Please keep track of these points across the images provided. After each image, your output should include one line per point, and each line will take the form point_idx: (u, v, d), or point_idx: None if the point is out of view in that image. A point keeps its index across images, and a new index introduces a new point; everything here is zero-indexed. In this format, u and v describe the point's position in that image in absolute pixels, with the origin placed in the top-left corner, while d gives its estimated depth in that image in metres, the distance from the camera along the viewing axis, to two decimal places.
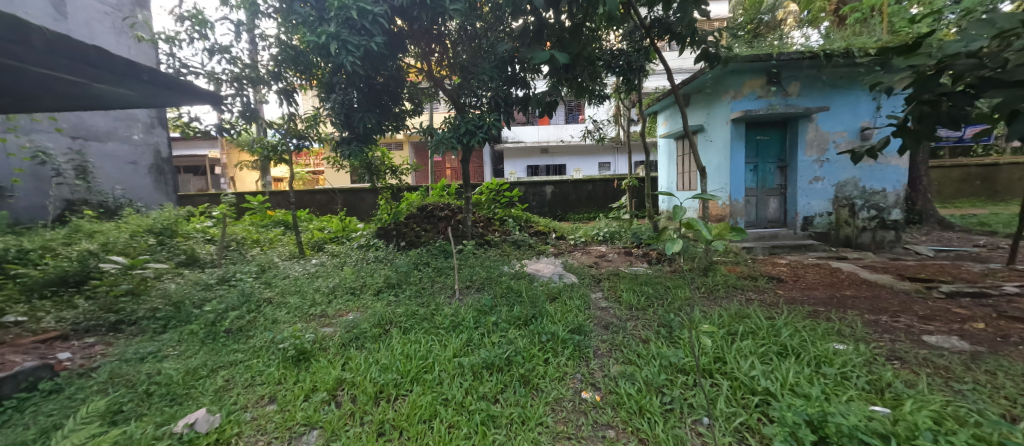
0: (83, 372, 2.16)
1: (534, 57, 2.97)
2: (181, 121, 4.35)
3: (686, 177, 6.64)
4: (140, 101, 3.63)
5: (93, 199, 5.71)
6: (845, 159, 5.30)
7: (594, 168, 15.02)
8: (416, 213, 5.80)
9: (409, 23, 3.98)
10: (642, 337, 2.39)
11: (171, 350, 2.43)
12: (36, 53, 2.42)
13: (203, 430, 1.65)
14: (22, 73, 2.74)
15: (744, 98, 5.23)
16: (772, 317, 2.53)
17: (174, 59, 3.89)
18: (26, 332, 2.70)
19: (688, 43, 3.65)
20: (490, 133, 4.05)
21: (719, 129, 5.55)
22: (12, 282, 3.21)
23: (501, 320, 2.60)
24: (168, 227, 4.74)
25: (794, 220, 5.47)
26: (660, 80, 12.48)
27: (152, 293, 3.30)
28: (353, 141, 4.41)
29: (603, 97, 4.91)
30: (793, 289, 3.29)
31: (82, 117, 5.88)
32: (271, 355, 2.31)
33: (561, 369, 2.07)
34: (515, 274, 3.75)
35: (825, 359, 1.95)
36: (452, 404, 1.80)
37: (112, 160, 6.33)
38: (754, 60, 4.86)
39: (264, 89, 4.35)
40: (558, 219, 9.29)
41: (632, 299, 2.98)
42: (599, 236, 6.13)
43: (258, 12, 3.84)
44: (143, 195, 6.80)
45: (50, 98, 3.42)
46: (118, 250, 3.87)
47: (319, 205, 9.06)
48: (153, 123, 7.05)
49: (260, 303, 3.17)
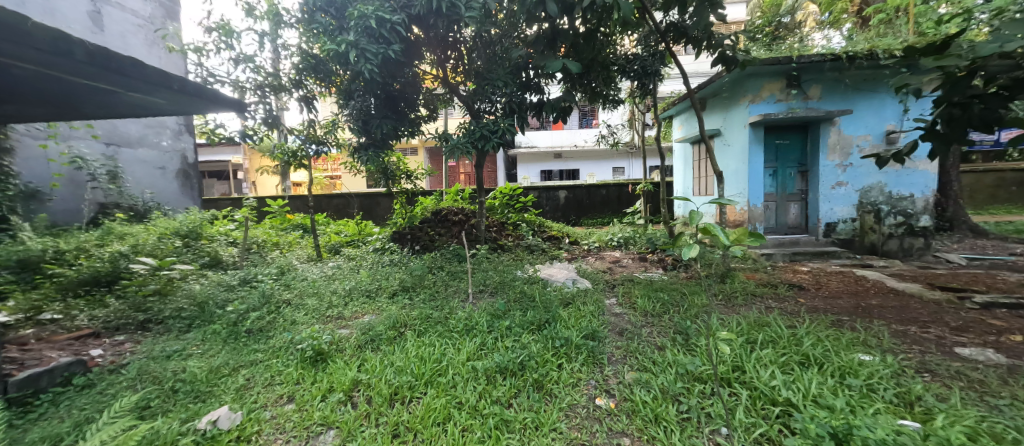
0: (113, 368, 2.26)
1: (547, 67, 3.01)
2: (207, 128, 4.52)
3: (703, 181, 6.55)
4: (169, 108, 3.76)
5: (124, 203, 5.98)
6: (869, 163, 5.14)
7: (608, 173, 14.96)
8: (431, 217, 5.90)
9: (425, 31, 4.07)
10: (658, 343, 2.36)
11: (195, 349, 2.52)
12: (76, 64, 2.54)
13: (225, 427, 1.71)
14: (59, 82, 2.86)
15: (763, 102, 5.13)
16: (793, 327, 2.45)
17: (202, 69, 4.06)
18: (61, 329, 2.84)
19: (705, 46, 3.58)
20: (504, 138, 4.11)
21: (737, 133, 5.45)
22: (49, 281, 3.37)
23: (515, 325, 2.61)
24: (194, 230, 4.91)
25: (816, 226, 5.33)
26: (675, 84, 12.41)
27: (178, 293, 3.43)
28: (370, 147, 4.52)
29: (618, 102, 4.84)
30: (816, 298, 3.19)
31: (116, 124, 6.16)
32: (290, 355, 2.36)
33: (575, 374, 2.05)
34: (528, 279, 3.76)
35: (850, 370, 1.88)
36: (466, 407, 1.81)
37: (142, 165, 6.58)
38: (774, 63, 4.76)
39: (286, 96, 4.48)
40: (571, 223, 9.27)
41: (647, 305, 2.95)
42: (613, 241, 6.07)
43: (281, 22, 3.97)
44: (170, 199, 7.04)
45: (86, 106, 3.57)
46: (146, 252, 4.03)
47: (336, 209, 9.27)
48: (182, 130, 7.30)
49: (280, 304, 3.26)
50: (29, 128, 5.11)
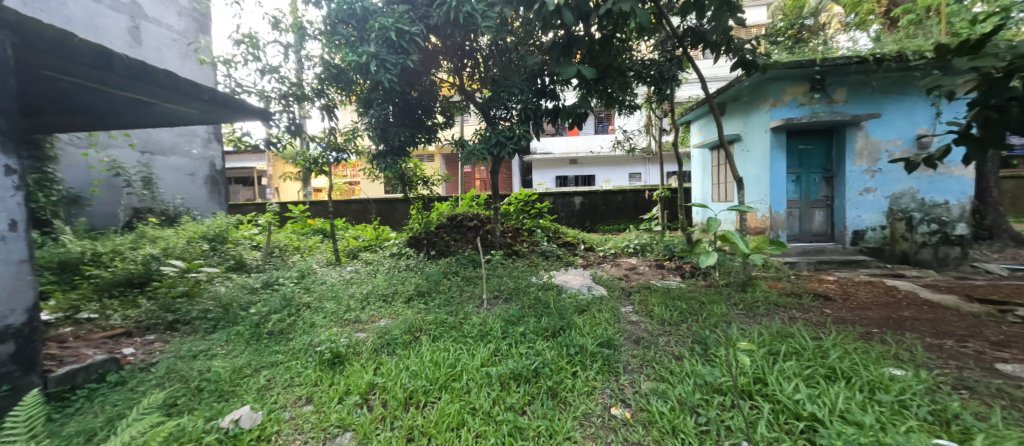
0: (144, 367, 2.35)
1: (562, 74, 3.03)
2: (235, 136, 4.70)
3: (722, 188, 6.42)
4: (199, 118, 3.93)
5: (156, 207, 6.35)
6: (899, 169, 4.94)
7: (625, 179, 14.81)
8: (446, 223, 5.95)
9: (443, 40, 4.16)
10: (675, 353, 2.31)
11: (219, 349, 2.61)
12: (117, 77, 2.68)
13: (247, 426, 1.76)
14: (99, 94, 3.02)
15: (785, 106, 5.00)
16: (818, 338, 2.36)
17: (231, 80, 4.24)
18: (97, 328, 2.99)
19: (724, 51, 3.52)
20: (519, 144, 4.13)
21: (757, 138, 5.33)
22: (87, 281, 3.55)
23: (529, 331, 2.60)
24: (220, 234, 5.10)
25: (842, 234, 5.13)
26: (694, 88, 12.23)
27: (205, 295, 3.56)
28: (388, 154, 4.65)
29: (634, 107, 4.80)
30: (843, 309, 3.07)
31: (150, 133, 6.48)
32: (309, 357, 2.42)
33: (590, 383, 2.03)
34: (543, 285, 3.75)
35: (880, 385, 1.80)
36: (480, 413, 1.81)
37: (174, 172, 6.88)
38: (797, 67, 4.65)
39: (308, 105, 4.62)
40: (586, 229, 9.19)
41: (664, 314, 2.90)
42: (630, 248, 6.00)
43: (305, 35, 4.12)
44: (198, 204, 7.32)
45: (123, 116, 3.76)
46: (176, 255, 4.20)
47: (355, 215, 9.48)
48: (211, 138, 7.59)
49: (300, 307, 3.34)
50: (72, 137, 5.43)
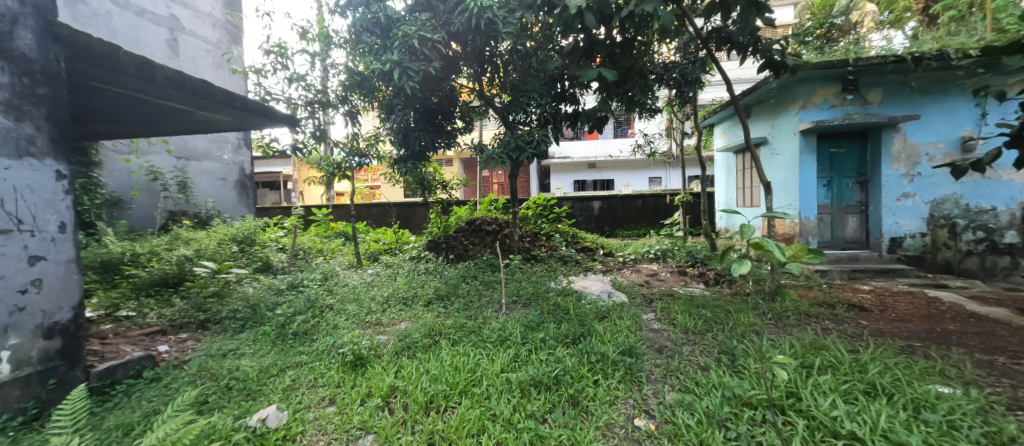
0: (177, 364, 2.45)
1: (582, 77, 3.01)
2: (263, 142, 4.86)
3: (747, 192, 6.24)
4: (231, 125, 4.08)
5: (190, 210, 6.64)
6: (941, 173, 4.68)
7: (644, 183, 14.60)
8: (465, 227, 5.97)
9: (463, 46, 4.19)
10: (700, 363, 2.24)
11: (247, 348, 2.68)
12: (156, 87, 2.80)
13: (273, 425, 1.80)
14: (141, 103, 3.18)
15: (815, 108, 4.84)
16: (855, 351, 2.25)
17: (261, 88, 4.40)
18: (135, 325, 3.14)
19: (750, 52, 3.42)
20: (539, 148, 4.12)
21: (785, 141, 5.16)
22: (126, 280, 3.73)
23: (549, 337, 2.57)
24: (249, 236, 5.28)
25: (878, 241, 4.90)
26: (717, 91, 11.96)
27: (234, 295, 3.69)
28: (408, 159, 4.77)
29: (655, 110, 4.73)
30: (880, 320, 2.91)
31: (186, 140, 6.78)
32: (332, 358, 2.46)
33: (611, 392, 1.99)
34: (562, 290, 3.71)
35: (926, 404, 1.69)
36: (500, 420, 1.79)
37: (206, 176, 7.18)
38: (828, 67, 4.49)
39: (332, 111, 4.74)
40: (605, 234, 9.07)
41: (688, 322, 2.82)
42: (650, 253, 5.88)
43: (331, 44, 4.23)
44: (229, 207, 7.60)
45: (162, 124, 3.95)
46: (208, 256, 4.36)
47: (375, 218, 9.67)
48: (241, 144, 7.87)
49: (323, 309, 3.41)
50: (115, 144, 5.76)
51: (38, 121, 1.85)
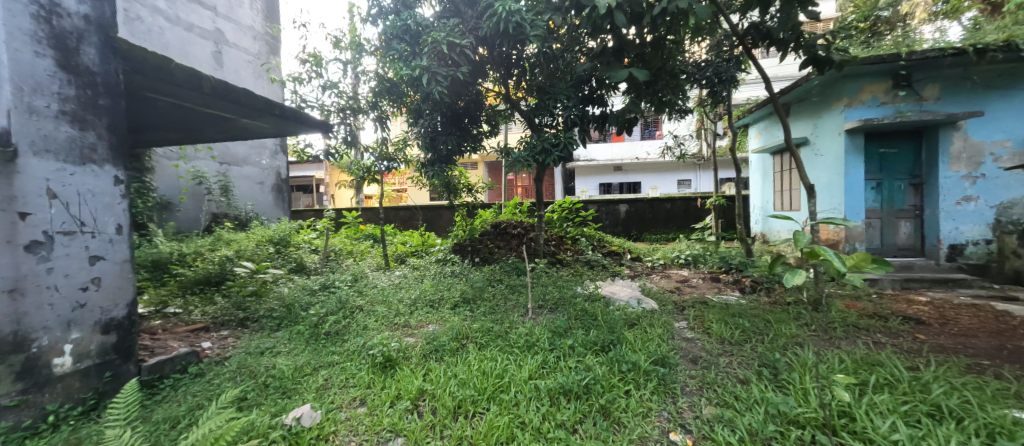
0: (219, 360, 2.56)
1: (612, 78, 2.96)
2: (298, 148, 5.05)
3: (786, 195, 5.94)
4: (269, 131, 4.26)
5: (231, 213, 6.98)
6: (1009, 174, 4.30)
7: (673, 186, 14.22)
8: (490, 230, 5.98)
9: (490, 50, 4.21)
10: (739, 376, 2.13)
11: (283, 347, 2.78)
12: (203, 96, 2.96)
13: (307, 424, 1.84)
14: (189, 112, 3.37)
15: (862, 105, 4.56)
16: (913, 368, 2.07)
17: (297, 95, 4.58)
18: (181, 322, 3.32)
19: (792, 48, 3.24)
20: (566, 151, 4.08)
21: (829, 141, 4.88)
22: (174, 279, 3.95)
23: (578, 344, 2.52)
24: (284, 238, 5.49)
25: (936, 248, 4.54)
26: (752, 89, 11.51)
27: (271, 295, 3.84)
28: (435, 163, 4.84)
29: (685, 111, 4.58)
30: (940, 335, 2.68)
31: (228, 146, 7.16)
32: (362, 359, 2.51)
33: (644, 404, 1.91)
34: (589, 296, 3.64)
35: (1001, 430, 1.53)
36: (530, 428, 1.76)
37: (246, 180, 7.55)
38: (877, 62, 4.21)
39: (363, 117, 4.86)
40: (633, 238, 8.87)
41: (724, 332, 2.69)
42: (680, 259, 5.69)
43: (363, 52, 4.36)
44: (266, 209, 7.96)
45: (206, 131, 4.17)
46: (247, 256, 4.57)
47: (403, 221, 9.87)
48: (278, 149, 8.24)
49: (354, 309, 3.49)
50: (165, 151, 6.14)
51: (100, 129, 1.98)
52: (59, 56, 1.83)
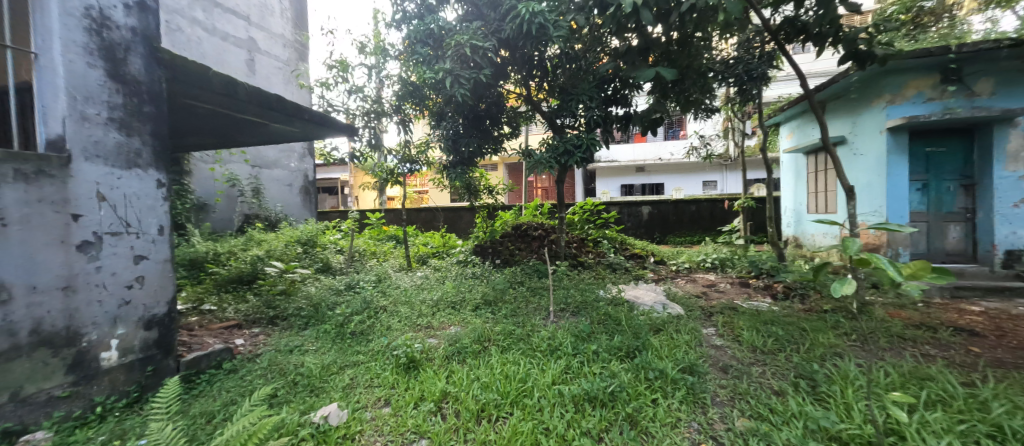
0: (251, 357, 2.65)
1: (638, 78, 2.90)
2: (325, 151, 5.19)
3: (821, 197, 5.69)
4: (298, 135, 4.39)
5: (262, 214, 7.25)
6: None
7: (698, 188, 13.86)
8: (511, 232, 5.97)
9: (512, 52, 4.21)
10: (774, 387, 2.03)
11: (310, 345, 2.85)
12: (237, 102, 3.08)
13: (334, 423, 1.88)
14: (224, 117, 3.51)
15: (906, 102, 4.31)
16: (969, 384, 1.93)
17: (324, 100, 4.71)
18: (216, 319, 3.45)
19: (829, 42, 3.09)
20: (588, 152, 4.03)
21: (869, 139, 4.64)
22: (210, 277, 4.12)
23: (602, 350, 2.47)
24: (311, 238, 5.65)
25: (989, 254, 4.23)
26: (784, 87, 11.10)
27: (298, 294, 3.95)
28: (457, 165, 4.88)
29: (712, 110, 4.44)
30: (996, 348, 2.49)
31: (259, 150, 7.45)
32: (386, 359, 2.54)
33: (673, 413, 1.85)
34: (612, 300, 3.57)
35: None
36: (554, 435, 1.73)
37: (276, 183, 7.82)
38: (924, 55, 3.97)
39: (387, 120, 4.95)
40: (656, 241, 8.68)
41: (756, 340, 2.59)
42: (707, 262, 5.53)
43: (387, 56, 4.44)
44: (294, 211, 8.23)
45: (240, 136, 4.33)
46: (276, 256, 4.73)
47: (424, 222, 10.00)
48: (305, 153, 8.51)
49: (378, 310, 3.55)
50: (202, 155, 6.43)
51: (144, 135, 2.09)
52: (109, 66, 1.94)
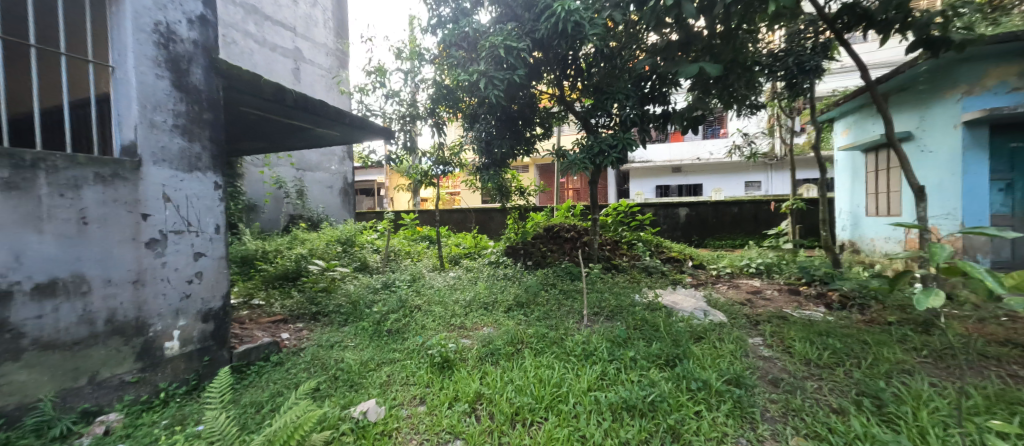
0: (295, 351, 2.77)
1: (679, 74, 2.79)
2: (363, 154, 5.38)
3: (883, 199, 5.25)
4: (339, 139, 4.57)
5: (305, 214, 7.62)
6: None
7: (740, 188, 13.20)
8: (543, 233, 5.92)
9: (546, 52, 4.17)
10: (833, 405, 1.87)
11: (349, 342, 2.94)
12: (284, 108, 3.24)
13: (372, 418, 1.92)
14: (273, 123, 3.71)
15: (987, 92, 3.88)
16: None
17: (362, 105, 4.88)
18: (263, 313, 3.65)
19: (896, 29, 2.83)
20: (624, 152, 3.92)
21: (941, 135, 4.23)
22: (258, 274, 4.37)
23: (640, 357, 2.38)
24: (350, 238, 5.87)
25: None
26: (839, 80, 10.38)
27: (338, 291, 4.11)
28: (490, 166, 4.90)
29: (758, 107, 4.19)
30: None
31: (304, 153, 7.84)
32: (421, 358, 2.58)
33: (718, 427, 1.75)
34: (649, 305, 3.45)
35: None
36: (591, 443, 1.67)
37: (318, 185, 8.20)
38: (1009, 40, 3.56)
39: (422, 123, 5.05)
40: (694, 244, 8.33)
41: (810, 352, 2.40)
42: (751, 268, 5.23)
43: (422, 60, 4.53)
44: (335, 211, 8.59)
45: (286, 140, 4.57)
46: (318, 255, 4.94)
47: (457, 223, 10.14)
48: (345, 156, 8.88)
49: (413, 309, 3.62)
50: (253, 159, 6.85)
51: (203, 141, 2.24)
52: (173, 77, 2.09)
